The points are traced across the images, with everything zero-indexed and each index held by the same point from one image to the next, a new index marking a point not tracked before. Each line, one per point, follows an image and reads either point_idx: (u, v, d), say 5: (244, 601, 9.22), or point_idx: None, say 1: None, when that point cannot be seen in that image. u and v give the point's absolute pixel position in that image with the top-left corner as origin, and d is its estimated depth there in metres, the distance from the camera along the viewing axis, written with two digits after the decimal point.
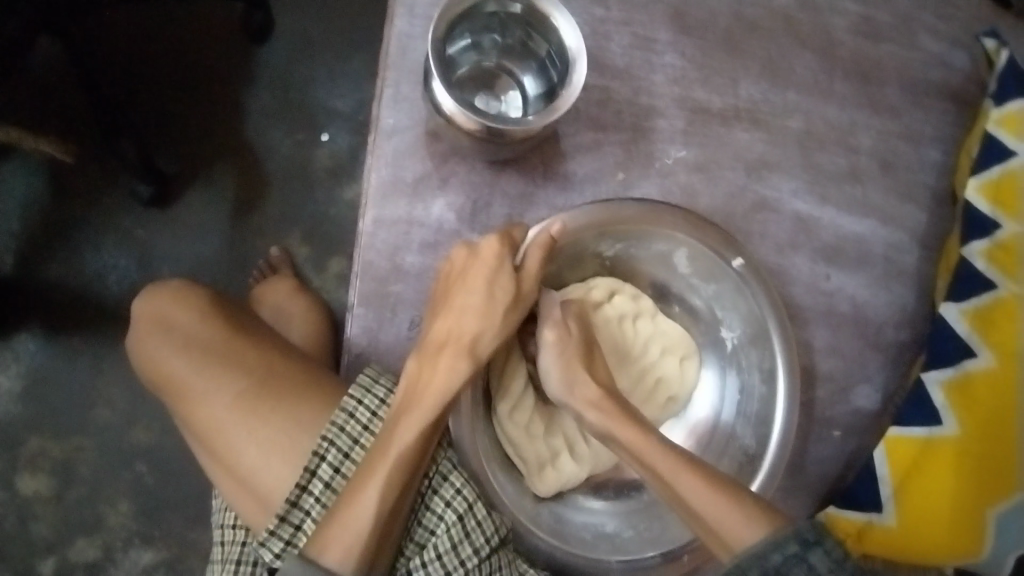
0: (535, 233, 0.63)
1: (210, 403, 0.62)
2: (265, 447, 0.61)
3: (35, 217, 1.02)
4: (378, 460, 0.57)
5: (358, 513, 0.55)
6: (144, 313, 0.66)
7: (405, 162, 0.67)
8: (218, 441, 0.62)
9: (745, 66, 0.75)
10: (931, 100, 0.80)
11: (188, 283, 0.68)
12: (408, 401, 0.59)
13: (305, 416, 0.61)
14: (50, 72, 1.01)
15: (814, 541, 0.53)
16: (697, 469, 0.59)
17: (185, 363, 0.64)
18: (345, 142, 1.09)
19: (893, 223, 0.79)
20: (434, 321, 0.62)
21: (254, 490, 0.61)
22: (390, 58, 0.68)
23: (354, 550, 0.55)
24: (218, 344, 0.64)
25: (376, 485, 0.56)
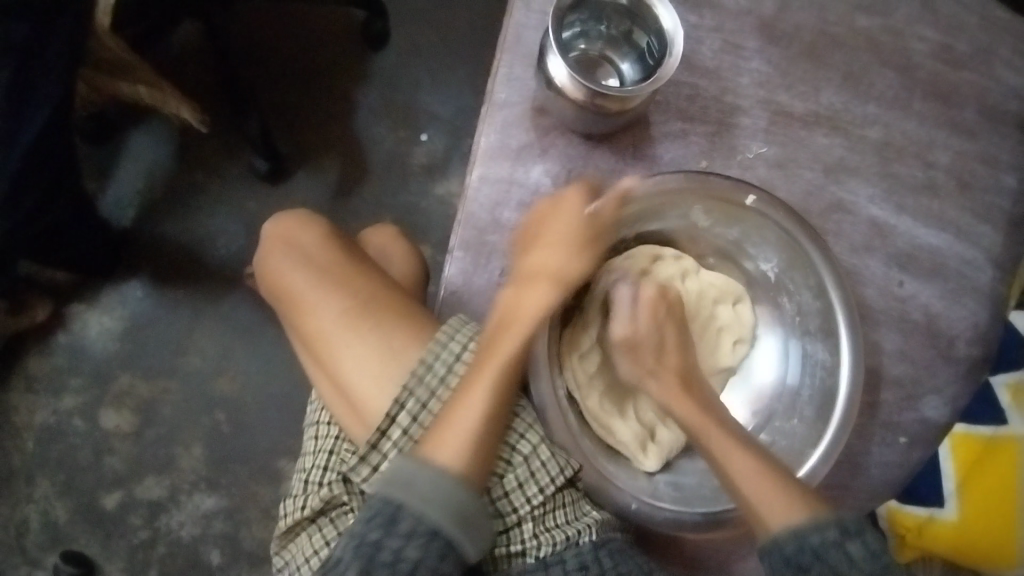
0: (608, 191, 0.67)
1: (319, 314, 0.67)
2: (359, 366, 0.64)
3: (159, 181, 1.13)
4: (482, 375, 0.61)
5: (463, 419, 0.59)
6: (274, 233, 0.72)
7: (511, 130, 0.74)
8: (322, 355, 0.66)
9: (828, 78, 0.81)
10: (1007, 127, 0.83)
11: (314, 214, 0.74)
12: (507, 319, 0.64)
13: (398, 346, 0.65)
14: (193, 56, 1.14)
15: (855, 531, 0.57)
16: (749, 450, 0.63)
17: (304, 276, 0.69)
18: (439, 141, 1.19)
19: (969, 239, 0.81)
20: (525, 256, 0.67)
21: (346, 406, 0.65)
22: (507, 43, 0.76)
23: (456, 455, 0.58)
24: (334, 265, 0.69)
25: (485, 382, 0.60)
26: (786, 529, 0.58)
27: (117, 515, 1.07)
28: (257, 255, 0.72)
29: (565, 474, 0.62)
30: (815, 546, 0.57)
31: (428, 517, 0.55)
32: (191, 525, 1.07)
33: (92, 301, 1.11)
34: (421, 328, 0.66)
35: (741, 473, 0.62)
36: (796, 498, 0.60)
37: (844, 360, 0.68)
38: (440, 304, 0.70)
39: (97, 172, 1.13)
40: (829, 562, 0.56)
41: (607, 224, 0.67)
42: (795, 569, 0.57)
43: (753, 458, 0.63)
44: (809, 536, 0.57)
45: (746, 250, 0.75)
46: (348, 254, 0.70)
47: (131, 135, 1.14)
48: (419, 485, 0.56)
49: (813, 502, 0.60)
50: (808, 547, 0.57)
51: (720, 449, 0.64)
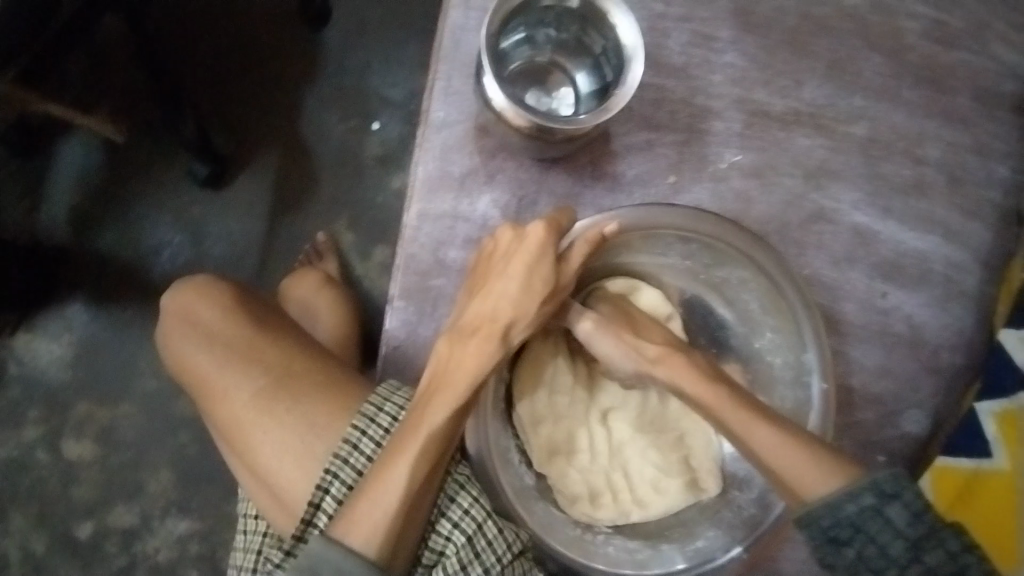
0: (584, 228, 0.60)
1: (231, 398, 0.60)
2: (280, 457, 0.58)
3: (90, 194, 1.04)
4: (399, 456, 0.54)
5: (381, 497, 0.53)
6: (170, 308, 0.64)
7: (452, 156, 0.66)
8: (236, 443, 0.60)
9: (811, 68, 0.72)
10: (1013, 111, 0.74)
11: (212, 277, 0.66)
12: (439, 383, 0.57)
13: (322, 425, 0.58)
14: (114, 49, 1.03)
15: (891, 493, 0.52)
16: (768, 417, 0.57)
17: (207, 356, 0.61)
18: (394, 131, 1.09)
19: (962, 240, 0.74)
20: (471, 302, 0.59)
21: (270, 497, 0.59)
22: (442, 51, 0.66)
23: (376, 538, 0.53)
24: (245, 340, 0.62)
25: (404, 464, 0.54)
26: (820, 497, 0.54)
27: (92, 544, 1.04)
28: (159, 330, 0.66)
29: (512, 550, 0.60)
30: (852, 516, 0.53)
31: None
32: (168, 549, 1.05)
33: (38, 329, 1.04)
34: (344, 398, 0.59)
35: (761, 443, 0.56)
36: (834, 463, 0.55)
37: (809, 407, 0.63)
38: (383, 361, 0.64)
39: (22, 189, 1.04)
40: (868, 534, 0.52)
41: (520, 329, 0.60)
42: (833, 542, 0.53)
43: (779, 433, 0.57)
44: (843, 504, 0.53)
45: (714, 275, 0.68)
46: (259, 320, 0.63)
47: (54, 146, 1.04)
48: (327, 574, 0.51)
49: (852, 466, 0.56)
50: (845, 516, 0.53)
51: (748, 422, 0.57)
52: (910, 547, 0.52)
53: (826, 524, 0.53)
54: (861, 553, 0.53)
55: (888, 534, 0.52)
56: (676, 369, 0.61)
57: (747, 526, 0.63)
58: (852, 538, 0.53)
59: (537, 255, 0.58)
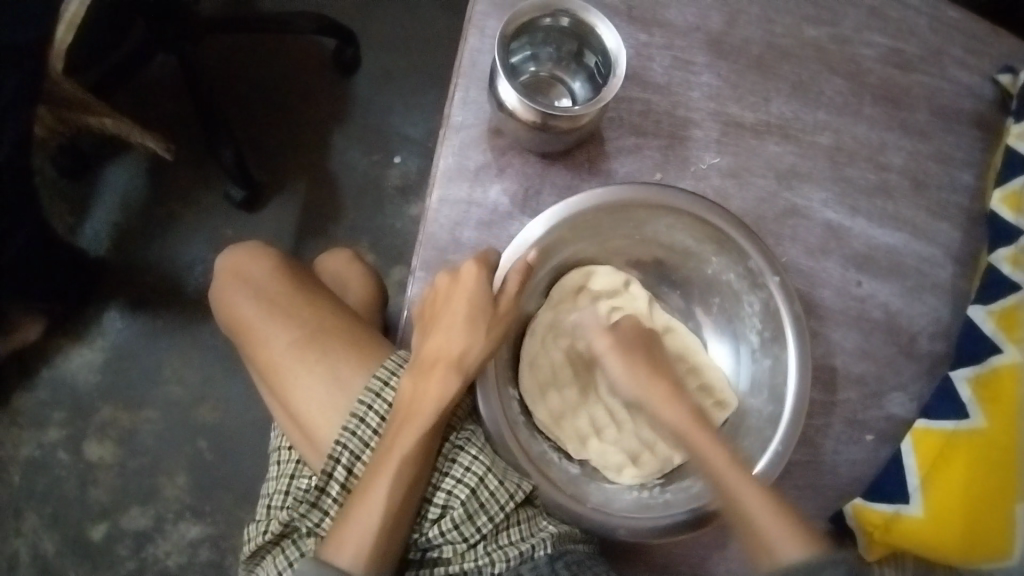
0: (511, 262, 0.66)
1: (271, 345, 0.68)
2: (310, 399, 0.66)
3: (135, 212, 1.15)
4: (376, 479, 0.60)
5: (361, 521, 0.59)
6: (225, 268, 0.73)
7: (468, 152, 0.77)
8: (274, 385, 0.68)
9: (779, 88, 0.83)
10: (959, 127, 0.85)
11: (262, 245, 0.75)
12: (408, 415, 0.62)
13: (349, 375, 0.66)
14: (169, 87, 1.17)
15: (849, 566, 0.55)
16: (758, 486, 0.61)
17: (253, 307, 0.70)
18: (412, 164, 1.21)
19: (925, 238, 0.83)
20: (426, 340, 0.65)
21: (301, 434, 0.66)
22: (462, 67, 0.79)
23: (363, 548, 0.59)
24: (286, 297, 0.70)
25: (382, 483, 0.60)
26: (788, 562, 0.56)
27: (103, 546, 1.07)
28: (212, 287, 0.72)
29: (515, 498, 0.63)
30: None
31: None
32: (176, 554, 1.08)
33: (73, 335, 1.12)
34: (368, 353, 0.68)
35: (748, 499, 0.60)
36: (796, 533, 0.58)
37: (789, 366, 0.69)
38: (404, 325, 0.73)
39: (73, 206, 1.15)
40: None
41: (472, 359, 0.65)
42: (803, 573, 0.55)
43: (758, 492, 0.60)
44: (806, 572, 0.55)
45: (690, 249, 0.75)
46: (300, 282, 0.72)
47: (106, 169, 1.16)
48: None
49: (816, 539, 0.58)
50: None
51: (732, 479, 0.61)
52: None
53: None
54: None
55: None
56: (674, 418, 0.65)
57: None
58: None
59: (472, 296, 0.65)
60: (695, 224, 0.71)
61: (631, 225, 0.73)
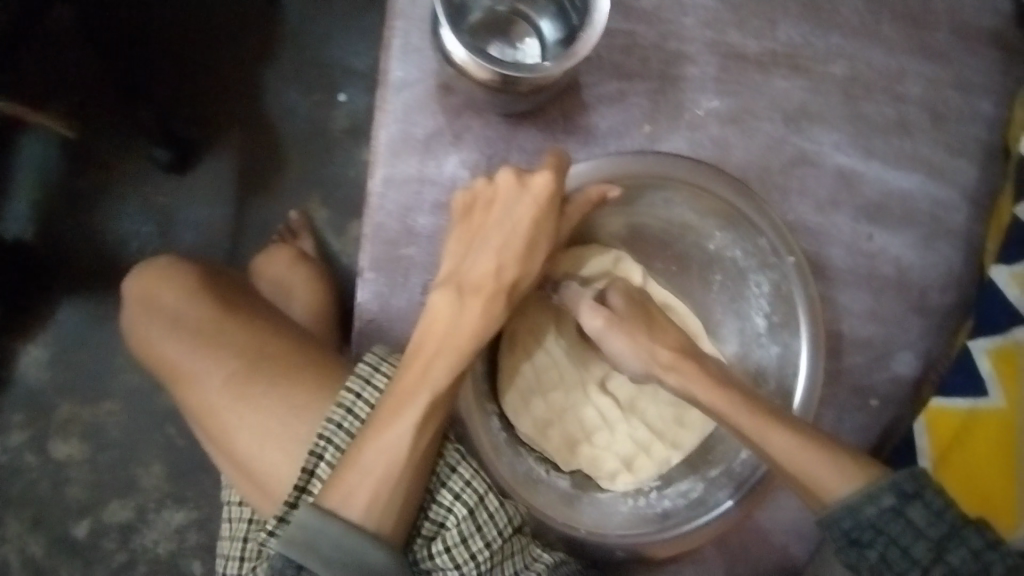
0: (580, 180, 0.59)
1: (200, 385, 0.56)
2: (257, 439, 0.54)
3: (57, 188, 1.01)
4: (405, 407, 0.52)
5: (381, 459, 0.50)
6: (134, 289, 0.60)
7: (414, 117, 0.63)
8: (211, 432, 0.56)
9: (785, 6, 0.69)
10: (996, 39, 0.71)
11: (173, 258, 0.64)
12: (428, 353, 0.53)
13: (301, 402, 0.54)
14: (66, 34, 1.00)
15: (913, 493, 0.50)
16: (783, 423, 0.54)
17: (172, 341, 0.57)
18: (361, 101, 1.05)
19: (947, 177, 0.72)
20: (463, 254, 0.56)
21: (250, 485, 0.55)
22: (397, 7, 0.63)
23: (373, 508, 0.50)
24: (211, 322, 0.57)
25: (407, 424, 0.51)
26: (840, 500, 0.51)
27: (90, 542, 1.03)
28: (122, 317, 0.64)
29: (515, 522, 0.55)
30: (874, 518, 0.50)
31: None
32: (166, 542, 1.04)
33: (14, 330, 1.02)
34: (322, 378, 0.55)
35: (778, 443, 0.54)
36: (843, 463, 0.52)
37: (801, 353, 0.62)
38: (358, 337, 0.62)
39: None
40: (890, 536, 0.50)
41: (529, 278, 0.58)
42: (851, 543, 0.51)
43: (787, 436, 0.54)
44: (865, 507, 0.51)
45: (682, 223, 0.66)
46: (227, 300, 0.59)
47: (16, 142, 1.01)
48: (323, 549, 0.49)
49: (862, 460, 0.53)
50: (867, 519, 0.50)
51: (751, 427, 0.54)
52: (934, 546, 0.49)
53: (847, 526, 0.51)
54: (885, 556, 0.50)
55: (911, 536, 0.49)
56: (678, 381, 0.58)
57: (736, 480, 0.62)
58: (874, 541, 0.50)
59: (526, 202, 0.56)
60: (698, 198, 0.62)
61: (622, 201, 0.64)
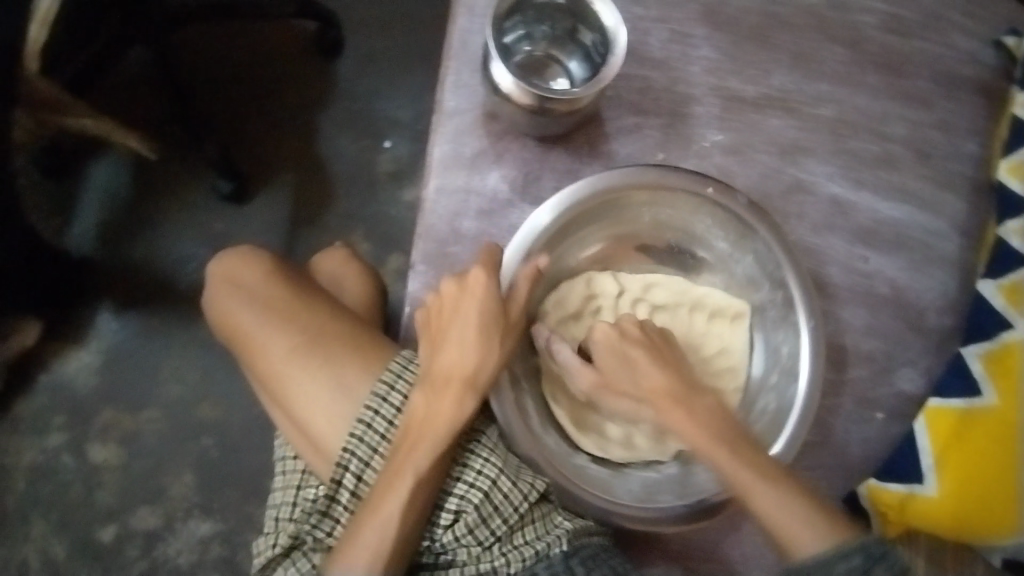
0: (520, 265, 0.66)
1: (271, 350, 0.68)
2: (314, 404, 0.66)
3: (122, 209, 1.12)
4: (401, 479, 0.60)
5: (381, 522, 0.59)
6: (218, 275, 0.73)
7: (463, 139, 0.74)
8: (278, 393, 0.68)
9: (779, 59, 0.81)
10: (964, 93, 0.82)
11: (255, 249, 0.75)
12: (413, 435, 0.62)
13: (355, 374, 0.66)
14: (148, 78, 1.14)
15: (877, 556, 0.57)
16: (766, 477, 0.60)
17: (250, 316, 0.70)
18: (404, 148, 1.18)
19: (930, 210, 0.81)
20: (436, 353, 0.64)
21: (308, 443, 0.67)
22: (452, 49, 0.76)
23: (379, 559, 0.59)
24: (281, 301, 0.70)
25: (400, 496, 0.59)
26: (812, 556, 0.57)
27: (114, 547, 1.07)
28: (205, 298, 0.73)
29: (528, 499, 0.65)
30: (841, 575, 0.56)
31: None
32: (188, 552, 1.08)
33: (67, 337, 1.10)
34: (369, 353, 0.68)
35: (763, 505, 0.59)
36: (812, 522, 0.59)
37: (799, 341, 0.70)
38: (405, 323, 0.71)
39: (59, 206, 1.12)
40: None
41: (515, 310, 0.66)
42: None
43: (775, 495, 0.60)
44: (837, 564, 0.56)
45: (692, 233, 0.77)
46: (296, 286, 0.72)
47: (89, 167, 1.13)
48: None
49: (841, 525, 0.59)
50: (836, 574, 0.56)
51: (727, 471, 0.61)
52: None
53: (814, 573, 0.56)
54: None
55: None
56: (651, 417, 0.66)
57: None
58: None
59: (483, 301, 0.63)
60: (704, 207, 0.73)
61: (636, 209, 0.75)
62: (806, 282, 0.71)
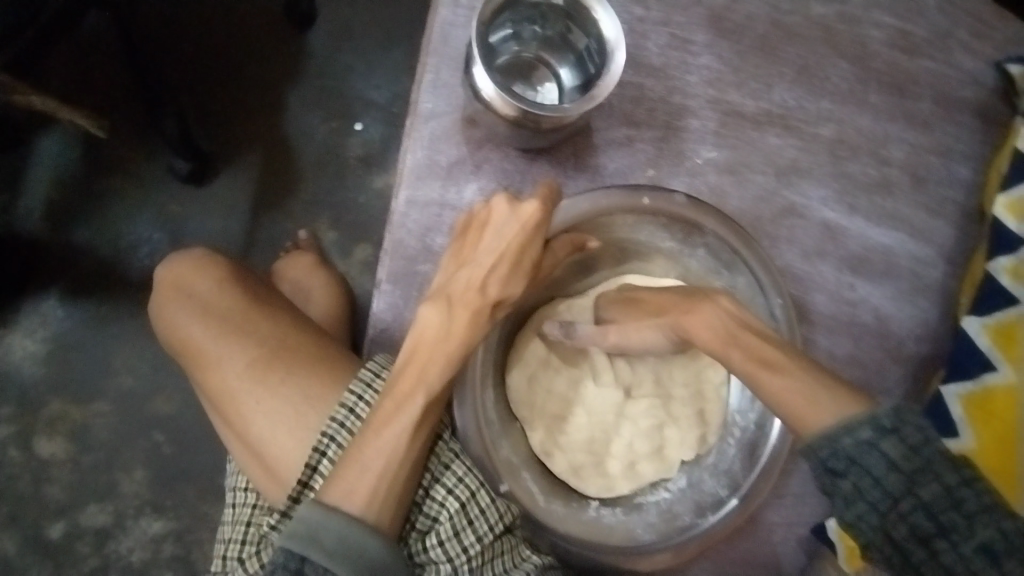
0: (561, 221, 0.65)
1: (223, 368, 0.61)
2: (269, 427, 0.59)
3: (70, 185, 1.04)
4: (412, 396, 0.56)
5: (378, 454, 0.54)
6: (167, 280, 0.65)
7: (439, 146, 0.68)
8: (229, 415, 0.61)
9: (781, 73, 0.76)
10: (969, 117, 0.79)
11: (209, 252, 0.67)
12: (422, 359, 0.57)
13: (316, 396, 0.59)
14: (99, 43, 1.04)
15: (889, 429, 0.51)
16: (782, 365, 0.58)
17: (201, 328, 0.62)
18: (377, 131, 1.11)
19: (923, 239, 0.78)
20: (458, 271, 0.59)
21: (260, 468, 0.60)
22: (432, 45, 0.69)
23: (367, 500, 0.53)
24: (237, 313, 0.63)
25: (402, 425, 0.55)
26: (823, 430, 0.53)
27: (63, 544, 1.02)
28: (150, 304, 0.65)
29: (504, 521, 0.60)
30: (849, 449, 0.51)
31: (333, 572, 0.50)
32: (140, 550, 1.03)
33: (10, 322, 1.03)
34: (332, 372, 0.61)
35: (779, 377, 0.57)
36: (840, 395, 0.55)
37: None
38: (370, 343, 0.65)
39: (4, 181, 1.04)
40: (865, 467, 0.51)
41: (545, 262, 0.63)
42: (830, 473, 0.52)
43: (809, 376, 0.57)
44: (844, 438, 0.52)
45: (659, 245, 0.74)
46: (252, 295, 0.64)
47: (36, 138, 1.04)
48: (326, 541, 0.51)
49: (852, 394, 0.55)
50: (842, 448, 0.52)
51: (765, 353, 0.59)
52: (905, 480, 0.49)
53: (825, 456, 0.52)
54: (857, 485, 0.51)
55: (884, 466, 0.50)
56: (692, 322, 0.64)
57: (744, 466, 0.69)
58: (847, 470, 0.51)
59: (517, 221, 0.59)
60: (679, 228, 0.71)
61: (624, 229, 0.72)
62: (793, 325, 0.67)
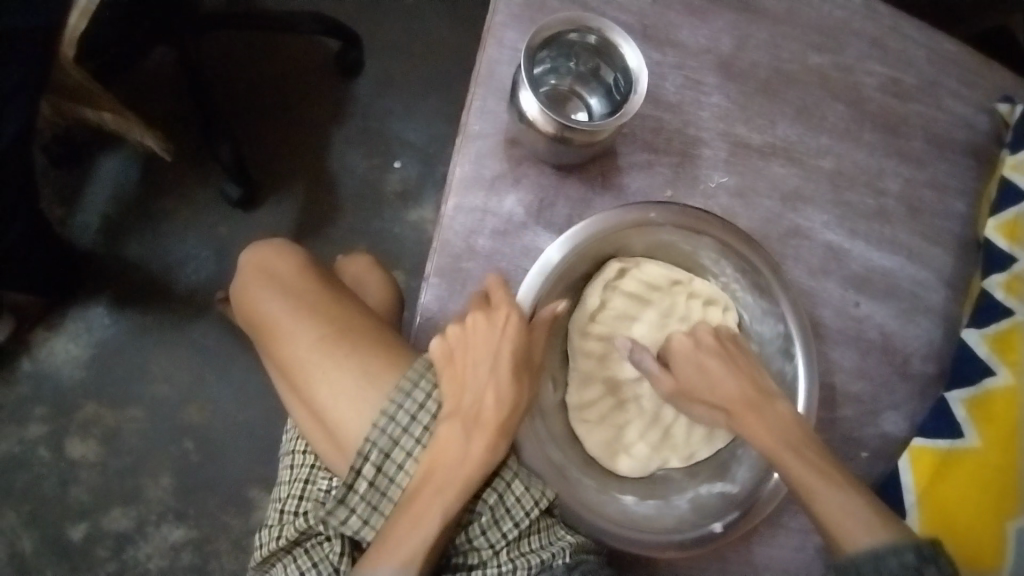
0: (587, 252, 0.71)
1: (295, 341, 0.67)
2: (337, 398, 0.65)
3: (127, 204, 1.13)
4: (451, 444, 0.61)
5: (424, 499, 0.59)
6: (251, 262, 0.73)
7: (484, 161, 0.77)
8: (298, 383, 0.67)
9: (784, 112, 0.86)
10: (953, 156, 0.88)
11: (289, 243, 0.74)
12: (464, 419, 0.62)
13: (376, 373, 0.65)
14: (166, 79, 1.16)
15: (906, 491, 0.58)
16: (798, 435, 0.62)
17: (279, 304, 0.69)
18: (413, 168, 1.21)
19: (920, 262, 0.86)
20: (480, 350, 0.64)
21: (323, 435, 0.66)
22: (480, 77, 0.79)
23: (421, 527, 0.58)
24: (313, 293, 0.69)
25: (445, 475, 0.60)
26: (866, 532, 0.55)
27: (84, 547, 1.04)
28: (234, 283, 0.73)
29: (539, 505, 0.65)
30: (866, 513, 0.58)
31: None
32: (159, 557, 1.05)
33: (59, 326, 1.09)
34: (395, 354, 0.67)
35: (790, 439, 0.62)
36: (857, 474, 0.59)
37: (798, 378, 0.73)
38: (416, 331, 0.73)
39: (63, 197, 1.12)
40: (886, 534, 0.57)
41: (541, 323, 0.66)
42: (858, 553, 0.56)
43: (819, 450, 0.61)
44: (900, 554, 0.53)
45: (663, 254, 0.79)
46: (326, 280, 0.71)
47: (99, 159, 1.13)
48: (385, 562, 0.56)
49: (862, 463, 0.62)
50: (889, 538, 0.54)
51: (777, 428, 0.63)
52: None
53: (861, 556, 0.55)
54: (872, 542, 0.58)
55: (904, 532, 0.57)
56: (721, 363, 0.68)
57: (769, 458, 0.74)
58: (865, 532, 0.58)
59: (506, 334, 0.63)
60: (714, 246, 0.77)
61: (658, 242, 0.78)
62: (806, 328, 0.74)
